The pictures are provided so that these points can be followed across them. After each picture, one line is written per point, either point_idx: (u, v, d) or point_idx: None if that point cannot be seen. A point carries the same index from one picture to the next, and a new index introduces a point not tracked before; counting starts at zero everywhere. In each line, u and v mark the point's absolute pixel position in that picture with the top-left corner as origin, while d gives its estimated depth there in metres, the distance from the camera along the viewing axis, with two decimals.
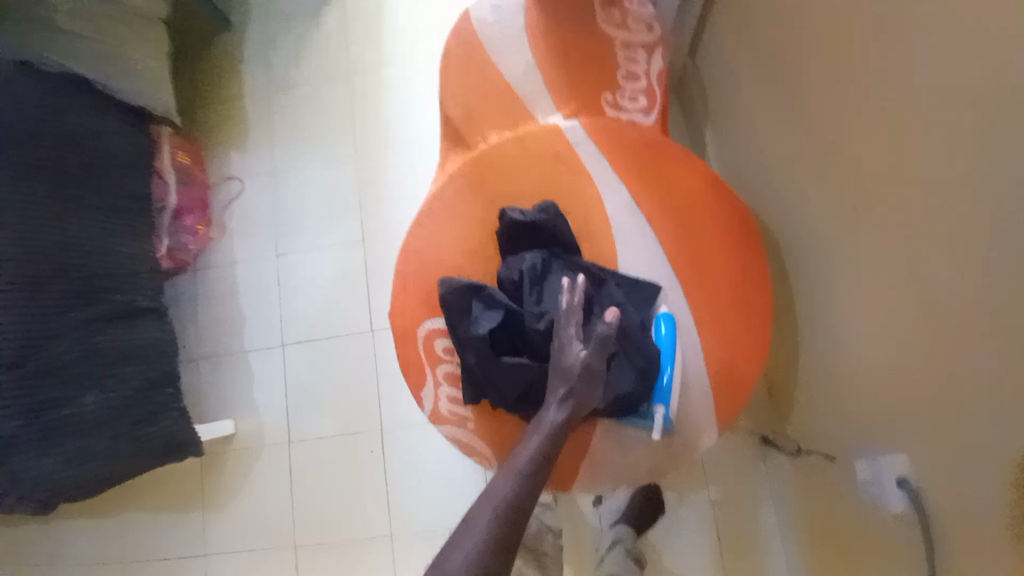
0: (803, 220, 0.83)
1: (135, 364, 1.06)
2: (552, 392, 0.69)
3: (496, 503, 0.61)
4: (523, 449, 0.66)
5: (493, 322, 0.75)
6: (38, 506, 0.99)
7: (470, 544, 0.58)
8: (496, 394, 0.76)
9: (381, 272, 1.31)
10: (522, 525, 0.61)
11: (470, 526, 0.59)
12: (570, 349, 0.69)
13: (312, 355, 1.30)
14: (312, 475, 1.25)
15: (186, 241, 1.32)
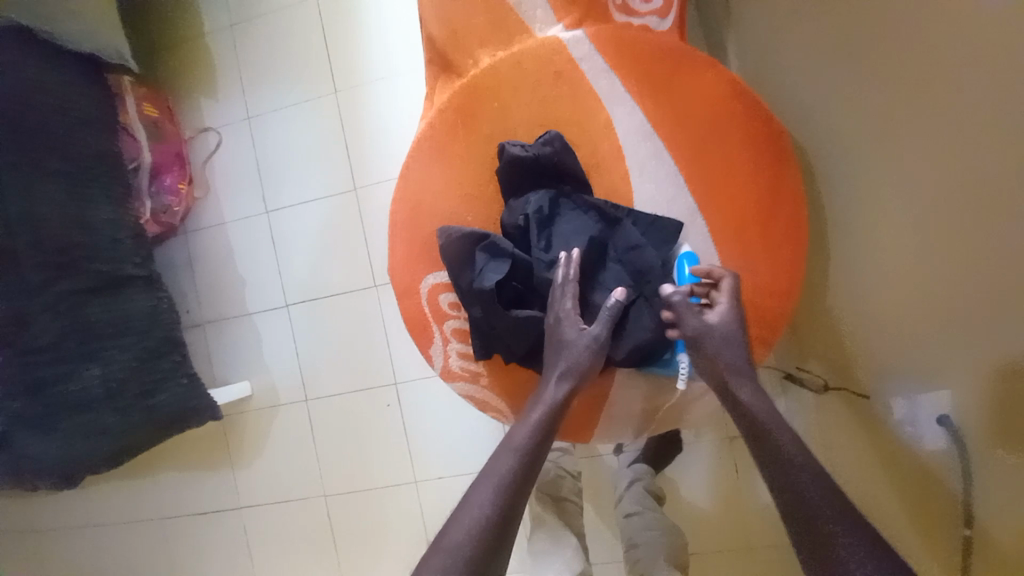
0: (842, 133, 0.73)
1: (132, 334, 1.05)
2: (551, 367, 0.66)
3: (496, 478, 0.58)
4: (523, 423, 0.63)
5: (499, 273, 0.69)
6: (59, 481, 1.00)
7: (473, 514, 0.55)
8: (507, 349, 0.72)
9: (377, 222, 1.23)
10: (524, 496, 0.59)
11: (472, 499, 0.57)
12: (569, 325, 0.66)
13: (317, 313, 1.27)
14: (332, 430, 1.27)
15: (170, 203, 1.24)
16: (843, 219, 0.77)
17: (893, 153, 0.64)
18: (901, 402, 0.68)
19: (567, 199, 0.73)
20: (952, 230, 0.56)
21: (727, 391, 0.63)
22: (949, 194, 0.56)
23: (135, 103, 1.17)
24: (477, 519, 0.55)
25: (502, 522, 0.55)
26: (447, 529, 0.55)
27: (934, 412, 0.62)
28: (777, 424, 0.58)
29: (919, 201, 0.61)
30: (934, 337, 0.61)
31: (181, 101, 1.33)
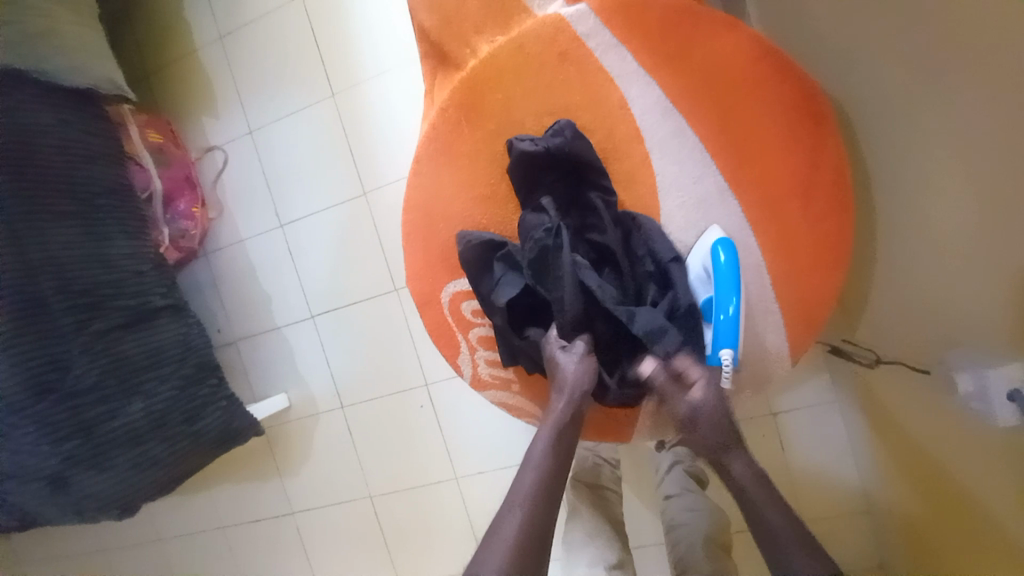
0: (883, 85, 0.65)
1: (169, 364, 1.07)
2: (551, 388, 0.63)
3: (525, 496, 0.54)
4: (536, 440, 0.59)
5: (512, 291, 0.67)
6: (120, 512, 1.05)
7: (506, 535, 0.50)
8: (532, 364, 0.71)
9: (390, 225, 1.21)
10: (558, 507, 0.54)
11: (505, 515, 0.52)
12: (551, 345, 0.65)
13: (342, 322, 1.27)
14: (370, 434, 1.29)
15: (187, 227, 1.25)
16: (890, 182, 0.70)
17: (936, 108, 0.58)
18: (969, 377, 0.61)
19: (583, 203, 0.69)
20: (1014, 181, 0.48)
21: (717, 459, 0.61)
22: (1007, 139, 0.48)
23: (138, 131, 1.17)
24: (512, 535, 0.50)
25: (538, 538, 0.50)
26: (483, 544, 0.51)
27: (1003, 386, 0.55)
28: (749, 479, 0.58)
29: (973, 151, 0.53)
30: (1002, 305, 0.53)
31: (182, 121, 1.32)
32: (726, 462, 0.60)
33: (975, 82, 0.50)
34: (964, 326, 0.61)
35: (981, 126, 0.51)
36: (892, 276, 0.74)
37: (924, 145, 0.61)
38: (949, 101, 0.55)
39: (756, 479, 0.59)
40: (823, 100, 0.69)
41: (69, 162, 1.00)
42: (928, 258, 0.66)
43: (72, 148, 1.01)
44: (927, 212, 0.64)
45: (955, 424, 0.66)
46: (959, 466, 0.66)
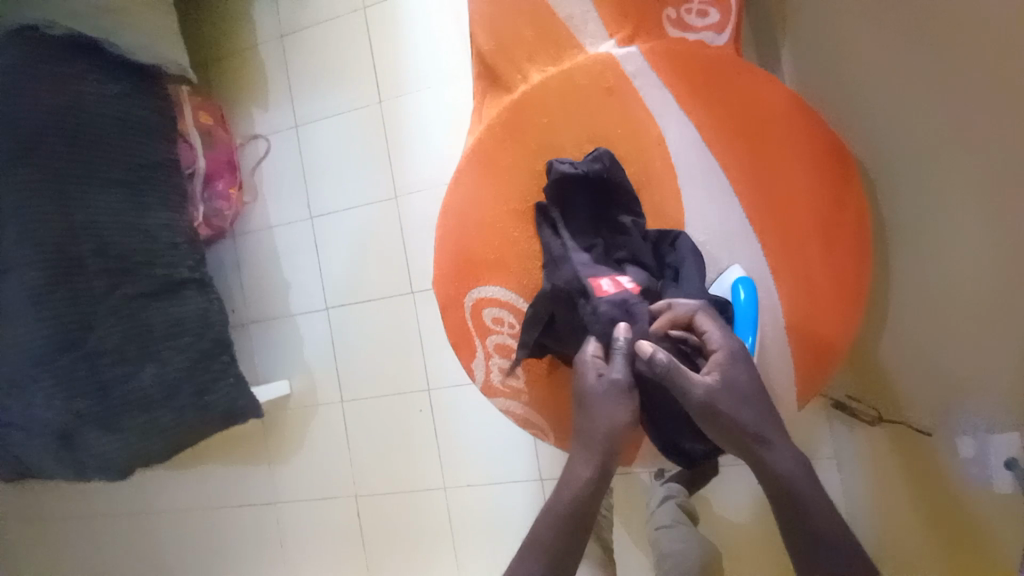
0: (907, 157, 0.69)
1: (186, 336, 1.08)
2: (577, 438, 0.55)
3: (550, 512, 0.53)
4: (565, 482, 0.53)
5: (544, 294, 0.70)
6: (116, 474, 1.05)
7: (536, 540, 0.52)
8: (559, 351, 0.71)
9: (416, 229, 1.25)
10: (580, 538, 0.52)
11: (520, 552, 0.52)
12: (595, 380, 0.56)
13: (354, 317, 1.30)
14: (365, 432, 1.29)
15: (221, 207, 1.29)
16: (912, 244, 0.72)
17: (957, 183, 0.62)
18: (970, 440, 0.63)
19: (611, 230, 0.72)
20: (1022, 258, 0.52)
21: (750, 454, 0.51)
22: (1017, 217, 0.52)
23: (191, 112, 1.24)
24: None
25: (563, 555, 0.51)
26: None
27: (1003, 453, 0.57)
28: (770, 450, 0.51)
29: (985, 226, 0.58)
30: (1003, 376, 0.56)
31: (232, 108, 1.38)
32: (760, 453, 0.51)
33: (991, 165, 0.55)
34: (966, 393, 0.63)
35: (996, 207, 0.55)
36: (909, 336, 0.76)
37: (937, 217, 0.66)
38: (964, 180, 0.59)
39: (801, 468, 0.50)
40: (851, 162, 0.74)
41: (123, 136, 1.05)
42: (936, 324, 0.69)
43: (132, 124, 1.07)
44: (940, 276, 0.67)
45: (954, 488, 0.67)
46: (955, 532, 0.67)
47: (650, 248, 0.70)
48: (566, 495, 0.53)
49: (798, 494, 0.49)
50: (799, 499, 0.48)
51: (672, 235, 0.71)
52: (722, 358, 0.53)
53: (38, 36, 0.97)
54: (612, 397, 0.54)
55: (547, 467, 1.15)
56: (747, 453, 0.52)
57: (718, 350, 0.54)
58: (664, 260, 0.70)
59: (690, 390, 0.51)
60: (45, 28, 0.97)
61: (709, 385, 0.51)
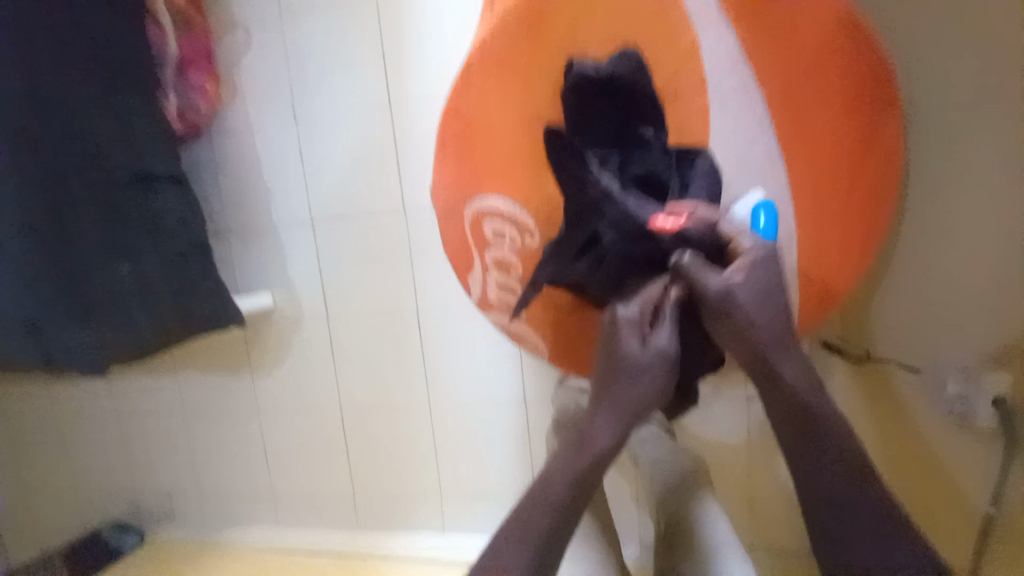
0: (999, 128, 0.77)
1: (163, 235, 1.04)
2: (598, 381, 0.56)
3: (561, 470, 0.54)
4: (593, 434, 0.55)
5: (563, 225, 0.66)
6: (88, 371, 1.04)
7: (548, 495, 0.53)
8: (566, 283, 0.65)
9: (412, 140, 1.16)
10: (588, 490, 0.54)
11: (523, 504, 0.54)
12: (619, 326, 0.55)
13: (342, 231, 1.24)
14: (351, 350, 1.28)
15: (197, 101, 1.16)
16: (945, 196, 0.80)
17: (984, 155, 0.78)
18: (960, 377, 0.82)
19: (621, 149, 0.65)
20: None
21: (767, 369, 0.53)
22: None
23: None
24: (532, 543, 0.52)
25: (569, 506, 0.53)
26: (489, 552, 0.53)
27: (991, 393, 0.79)
28: (786, 367, 0.53)
29: None
30: None
31: None
32: (776, 368, 0.53)
33: None
34: None
35: None
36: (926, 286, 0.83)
37: None
38: None
39: (807, 379, 0.53)
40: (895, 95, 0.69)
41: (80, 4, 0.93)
42: None
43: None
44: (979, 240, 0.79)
45: None
46: None
47: (666, 164, 0.64)
48: (582, 452, 0.54)
49: (806, 407, 0.52)
50: (808, 412, 0.52)
51: (693, 153, 0.65)
52: (748, 261, 0.54)
53: None
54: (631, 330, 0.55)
55: (532, 393, 1.17)
56: (763, 370, 0.53)
57: (748, 255, 0.55)
58: (678, 178, 0.64)
59: (704, 286, 0.53)
60: None
61: (724, 284, 0.53)
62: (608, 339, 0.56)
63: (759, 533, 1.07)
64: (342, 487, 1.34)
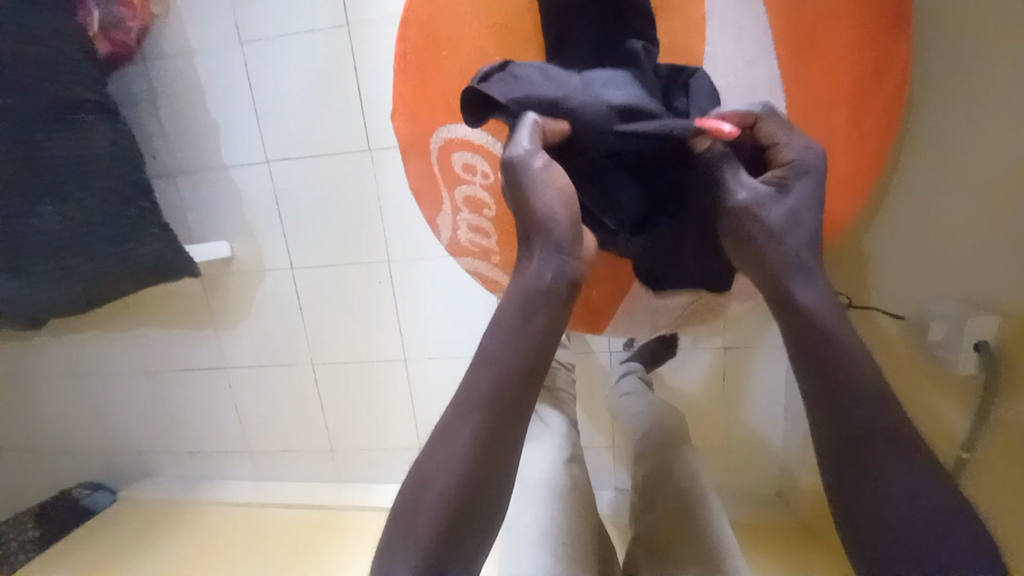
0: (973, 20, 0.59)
1: (95, 175, 0.95)
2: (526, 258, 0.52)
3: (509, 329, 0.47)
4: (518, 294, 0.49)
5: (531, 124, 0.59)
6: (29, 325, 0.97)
7: (490, 356, 0.47)
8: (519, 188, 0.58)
9: (376, 69, 1.04)
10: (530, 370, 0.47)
11: (476, 374, 0.46)
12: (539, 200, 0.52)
13: (302, 173, 1.13)
14: (320, 302, 1.21)
15: (123, 16, 1.00)
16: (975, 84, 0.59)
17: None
18: (943, 324, 0.66)
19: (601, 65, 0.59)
20: None
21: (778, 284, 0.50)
22: None
23: None
24: (462, 460, 0.44)
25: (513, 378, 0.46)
26: (426, 466, 0.45)
27: (974, 336, 0.61)
28: (800, 285, 0.49)
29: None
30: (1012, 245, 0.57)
31: None
32: (789, 285, 0.49)
33: None
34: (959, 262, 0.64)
35: None
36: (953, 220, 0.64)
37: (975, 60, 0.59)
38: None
39: (832, 306, 0.48)
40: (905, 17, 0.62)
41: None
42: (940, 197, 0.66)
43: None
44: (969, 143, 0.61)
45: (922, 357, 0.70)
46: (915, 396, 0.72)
47: (659, 87, 0.60)
48: (531, 319, 0.48)
49: (823, 328, 0.47)
50: (822, 334, 0.46)
51: (687, 74, 0.61)
52: (784, 171, 0.54)
53: None
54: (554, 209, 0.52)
55: None
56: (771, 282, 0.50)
57: (787, 164, 0.54)
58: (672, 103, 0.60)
59: (733, 188, 0.53)
60: None
61: (752, 189, 0.53)
62: (540, 181, 0.51)
63: (730, 477, 1.09)
64: (318, 441, 1.32)
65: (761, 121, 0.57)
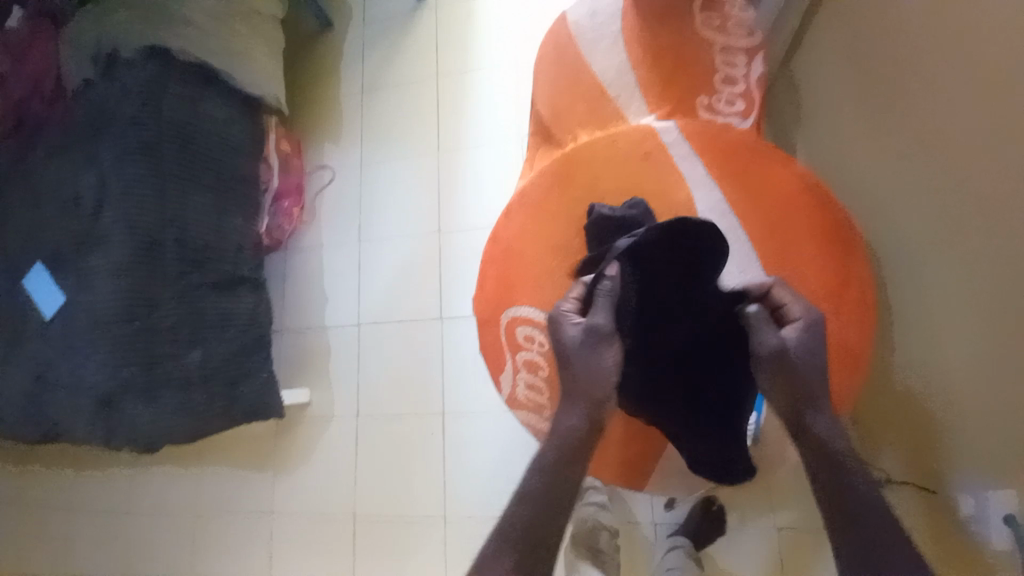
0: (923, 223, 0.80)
1: (233, 328, 1.20)
2: (574, 404, 0.64)
3: (539, 467, 0.61)
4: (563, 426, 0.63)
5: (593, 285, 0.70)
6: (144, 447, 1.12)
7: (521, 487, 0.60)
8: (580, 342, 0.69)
9: (456, 263, 1.37)
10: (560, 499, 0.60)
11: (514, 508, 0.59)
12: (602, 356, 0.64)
13: (384, 335, 1.38)
14: (375, 451, 1.31)
15: (284, 223, 1.43)
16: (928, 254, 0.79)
17: (971, 207, 0.70)
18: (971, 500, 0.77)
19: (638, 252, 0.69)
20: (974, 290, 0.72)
21: (796, 419, 0.60)
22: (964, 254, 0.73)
23: (276, 141, 1.41)
24: None
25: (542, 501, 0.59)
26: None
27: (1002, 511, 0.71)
28: (815, 416, 0.59)
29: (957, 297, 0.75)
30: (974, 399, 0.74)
31: (308, 141, 1.55)
32: (807, 417, 0.60)
33: (971, 250, 0.71)
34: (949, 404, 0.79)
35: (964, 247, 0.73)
36: (955, 397, 0.78)
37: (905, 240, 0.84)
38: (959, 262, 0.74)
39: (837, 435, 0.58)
40: (860, 249, 0.83)
41: (193, 140, 1.17)
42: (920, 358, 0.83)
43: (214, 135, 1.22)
44: (954, 330, 0.76)
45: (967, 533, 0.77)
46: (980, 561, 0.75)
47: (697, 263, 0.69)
48: (565, 448, 0.61)
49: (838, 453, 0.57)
50: (835, 456, 0.57)
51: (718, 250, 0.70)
52: (799, 324, 0.62)
53: (164, 57, 1.16)
54: (589, 352, 0.64)
55: None
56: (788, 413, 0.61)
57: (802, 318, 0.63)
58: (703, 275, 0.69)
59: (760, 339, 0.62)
60: (177, 54, 1.16)
61: (775, 340, 0.61)
62: (593, 357, 0.64)
63: None
64: None
65: (774, 287, 0.66)
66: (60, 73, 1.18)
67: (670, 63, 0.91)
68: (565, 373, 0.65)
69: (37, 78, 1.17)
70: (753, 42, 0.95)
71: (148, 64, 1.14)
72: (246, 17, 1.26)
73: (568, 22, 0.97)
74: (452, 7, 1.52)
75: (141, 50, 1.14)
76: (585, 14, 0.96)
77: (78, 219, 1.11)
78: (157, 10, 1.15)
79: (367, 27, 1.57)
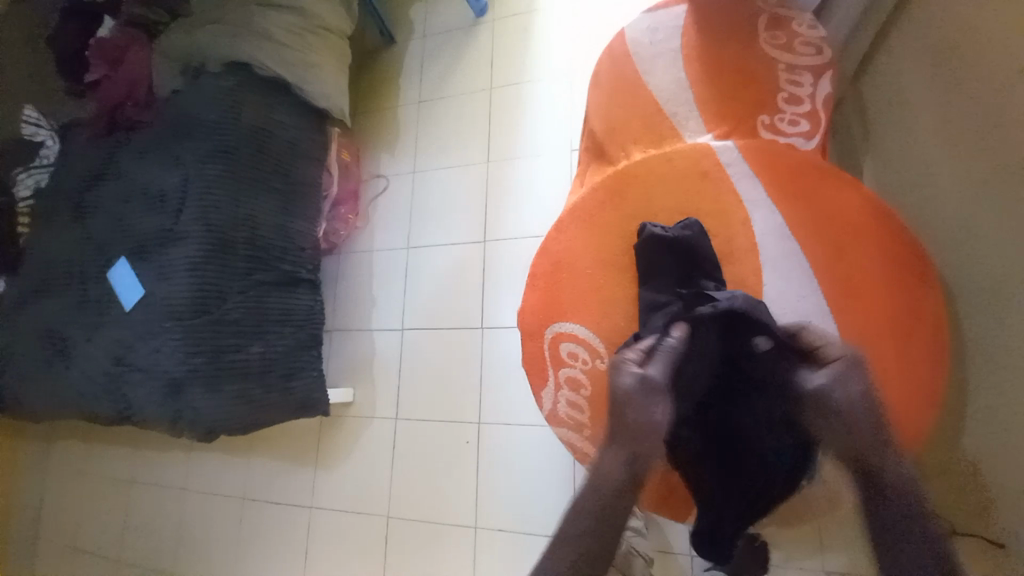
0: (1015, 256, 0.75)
1: (291, 325, 1.28)
2: (618, 443, 0.65)
3: (583, 494, 0.61)
4: (608, 460, 0.64)
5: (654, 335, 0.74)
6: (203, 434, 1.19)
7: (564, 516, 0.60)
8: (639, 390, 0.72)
9: (500, 272, 1.38)
10: (603, 539, 0.58)
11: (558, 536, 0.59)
12: (653, 405, 0.66)
13: (427, 341, 1.41)
14: (412, 454, 1.34)
15: (339, 227, 1.50)
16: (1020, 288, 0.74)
17: None
18: None
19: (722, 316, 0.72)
20: None
21: (862, 466, 0.62)
22: None
23: (337, 150, 1.49)
24: None
25: (584, 535, 0.58)
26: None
27: None
28: (885, 462, 0.61)
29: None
30: None
31: (366, 151, 1.62)
32: (873, 468, 0.61)
33: None
34: None
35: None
36: None
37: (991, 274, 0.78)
38: None
39: (907, 487, 0.59)
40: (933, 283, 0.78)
41: (265, 149, 1.26)
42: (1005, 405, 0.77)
43: (284, 143, 1.30)
44: None
45: None
46: None
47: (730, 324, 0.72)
48: (605, 483, 0.62)
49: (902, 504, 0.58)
50: (903, 504, 0.58)
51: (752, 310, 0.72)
52: (842, 363, 0.67)
53: (247, 72, 1.26)
54: (643, 397, 0.66)
55: None
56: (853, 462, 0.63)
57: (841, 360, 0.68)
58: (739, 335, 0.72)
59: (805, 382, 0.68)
60: (257, 68, 1.26)
61: (823, 383, 0.67)
62: (649, 405, 0.66)
63: None
64: None
65: (814, 328, 0.72)
66: (152, 83, 1.29)
67: (731, 81, 0.89)
68: (617, 416, 0.66)
69: (130, 87, 1.28)
70: (823, 59, 0.92)
71: (232, 78, 1.24)
72: (319, 35, 1.35)
73: (626, 39, 0.97)
74: (509, 24, 1.56)
75: (228, 64, 1.25)
76: (644, 32, 0.96)
77: (162, 217, 1.21)
78: (242, 29, 1.26)
79: (427, 43, 1.64)
